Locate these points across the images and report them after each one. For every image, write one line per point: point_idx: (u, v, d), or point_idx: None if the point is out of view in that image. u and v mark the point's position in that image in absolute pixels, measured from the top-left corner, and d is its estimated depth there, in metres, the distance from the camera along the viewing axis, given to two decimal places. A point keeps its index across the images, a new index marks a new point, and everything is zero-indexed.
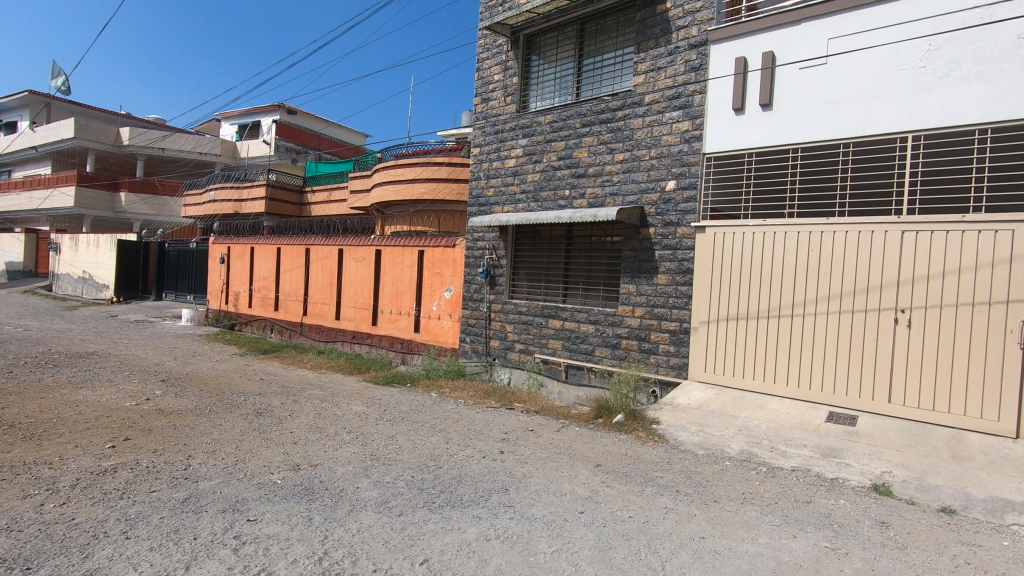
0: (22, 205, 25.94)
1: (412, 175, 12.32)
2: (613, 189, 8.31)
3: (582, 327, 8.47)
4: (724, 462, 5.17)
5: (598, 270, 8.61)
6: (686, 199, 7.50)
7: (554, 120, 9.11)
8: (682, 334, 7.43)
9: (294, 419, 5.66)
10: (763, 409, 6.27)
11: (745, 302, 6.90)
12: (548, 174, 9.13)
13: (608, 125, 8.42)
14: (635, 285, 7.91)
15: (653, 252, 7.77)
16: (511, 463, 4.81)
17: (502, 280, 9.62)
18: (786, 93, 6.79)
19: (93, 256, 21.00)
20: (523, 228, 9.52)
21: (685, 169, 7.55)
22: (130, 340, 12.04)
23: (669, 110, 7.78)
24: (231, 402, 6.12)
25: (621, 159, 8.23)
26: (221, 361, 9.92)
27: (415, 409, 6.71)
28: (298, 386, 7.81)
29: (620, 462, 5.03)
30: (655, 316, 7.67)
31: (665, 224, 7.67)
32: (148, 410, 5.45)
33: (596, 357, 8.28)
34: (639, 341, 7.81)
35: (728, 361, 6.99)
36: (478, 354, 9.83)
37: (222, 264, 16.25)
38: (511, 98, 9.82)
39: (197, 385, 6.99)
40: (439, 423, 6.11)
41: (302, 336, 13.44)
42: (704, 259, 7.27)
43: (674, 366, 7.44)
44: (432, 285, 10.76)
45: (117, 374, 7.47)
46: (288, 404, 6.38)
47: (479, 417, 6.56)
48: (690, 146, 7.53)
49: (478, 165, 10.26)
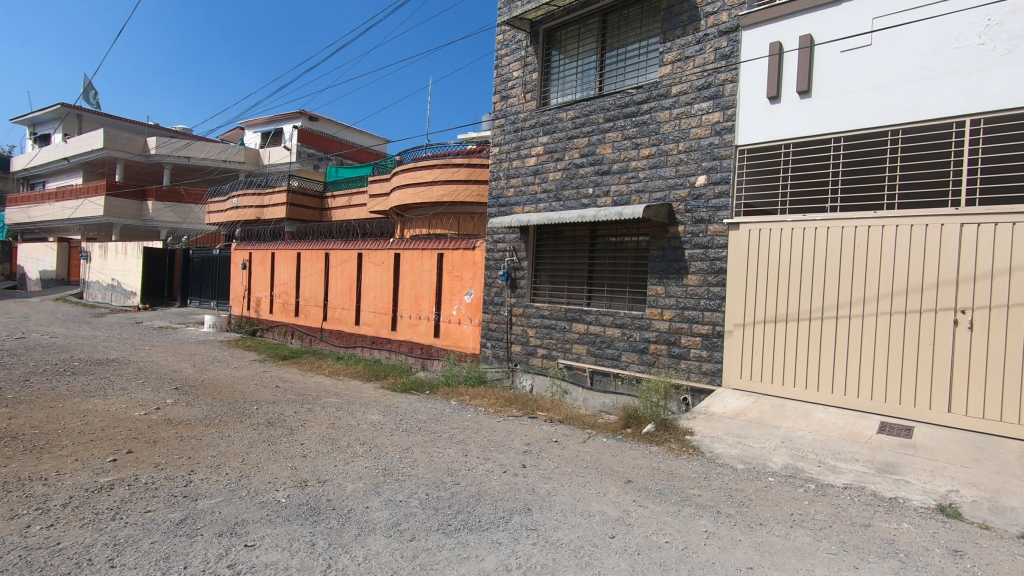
0: (55, 214, 26.56)
1: (431, 177, 12.10)
2: (639, 186, 7.91)
3: (608, 331, 8.08)
4: (767, 477, 4.72)
5: (624, 272, 8.23)
6: (718, 195, 7.07)
7: (576, 115, 8.77)
8: (715, 338, 6.98)
9: (306, 429, 5.40)
10: (807, 418, 5.80)
11: (783, 304, 6.44)
12: (571, 172, 8.78)
13: (633, 119, 8.04)
14: (663, 286, 7.51)
15: (682, 252, 7.36)
16: (534, 478, 4.46)
17: (524, 283, 9.29)
18: (827, 78, 6.33)
19: (121, 264, 21.32)
20: (545, 228, 9.18)
21: (716, 163, 7.13)
22: (152, 347, 12.03)
23: (699, 101, 7.35)
24: (243, 412, 5.89)
25: (647, 154, 7.85)
26: (240, 368, 9.78)
27: (433, 418, 6.41)
28: (315, 393, 7.58)
29: (652, 477, 4.62)
30: (686, 319, 7.25)
31: (694, 222, 7.26)
32: (156, 420, 5.25)
33: (622, 363, 7.88)
34: (669, 346, 7.39)
35: (766, 368, 6.53)
36: (499, 360, 9.51)
37: (244, 270, 16.26)
38: (531, 94, 9.50)
39: (210, 393, 6.79)
40: (458, 434, 5.78)
41: (322, 341, 13.30)
42: (738, 257, 6.83)
43: (707, 373, 7.01)
44: (453, 288, 10.47)
45: (132, 381, 7.34)
46: (302, 413, 6.13)
47: (500, 427, 6.22)
48: (721, 139, 7.11)
49: (497, 164, 9.95)
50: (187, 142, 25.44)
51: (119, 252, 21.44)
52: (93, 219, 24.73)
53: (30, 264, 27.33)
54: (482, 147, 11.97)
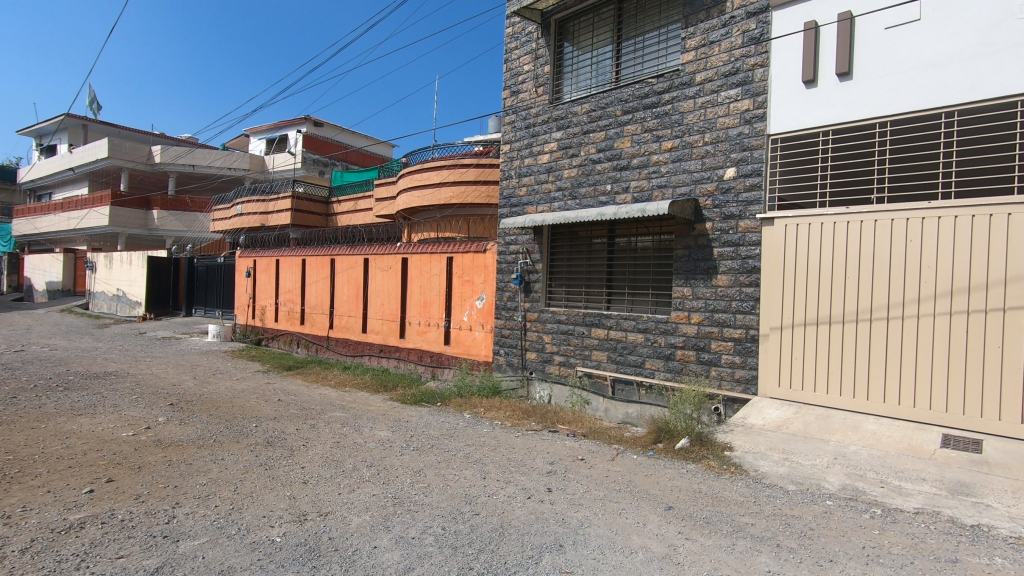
0: (60, 225, 26.42)
1: (439, 178, 11.67)
2: (660, 181, 7.42)
3: (630, 336, 7.57)
4: (825, 501, 4.18)
5: (646, 273, 7.73)
6: (748, 188, 6.57)
7: (592, 109, 8.30)
8: (749, 343, 6.45)
9: (308, 450, 4.92)
10: (859, 431, 5.25)
11: (826, 305, 5.90)
12: (587, 169, 8.29)
13: (653, 110, 7.55)
14: (690, 287, 7.01)
15: (710, 250, 6.86)
16: (562, 506, 3.96)
17: (539, 286, 8.80)
18: (869, 57, 5.81)
19: (126, 274, 21.03)
20: (560, 228, 8.69)
21: (746, 155, 6.63)
22: (153, 359, 11.62)
23: (726, 88, 6.86)
24: (240, 430, 5.43)
25: (669, 146, 7.35)
26: (242, 380, 9.33)
27: (446, 434, 5.92)
28: (319, 408, 7.11)
29: (695, 503, 4.10)
30: (716, 323, 6.73)
31: (723, 217, 6.75)
32: (145, 442, 4.80)
33: (647, 370, 7.36)
34: (697, 351, 6.88)
35: (807, 375, 5.99)
36: (514, 368, 9.01)
37: (248, 278, 15.88)
38: (543, 88, 9.04)
39: (208, 409, 6.33)
40: (475, 452, 5.28)
41: (328, 350, 12.87)
42: (773, 254, 6.32)
43: (740, 381, 6.48)
44: (463, 294, 10.00)
45: (126, 397, 6.91)
46: (304, 431, 5.65)
47: (519, 443, 5.72)
48: (752, 128, 6.61)
49: (508, 163, 9.48)
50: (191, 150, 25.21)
51: (123, 262, 21.17)
52: (98, 229, 24.52)
53: (37, 276, 27.24)
54: (491, 147, 11.52)
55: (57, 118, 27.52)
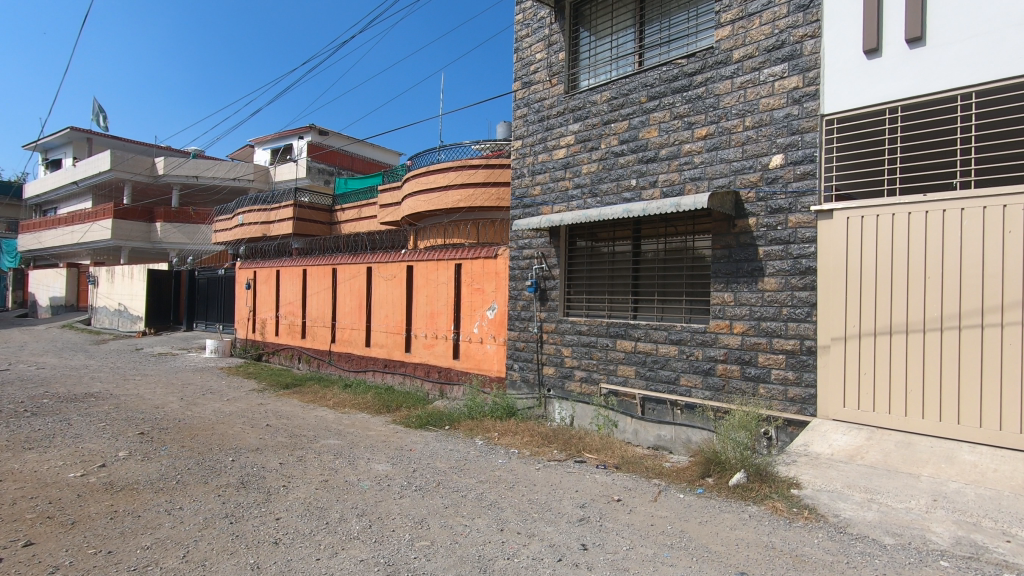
0: (64, 240, 26.02)
1: (446, 181, 10.91)
2: (694, 173, 6.58)
3: (662, 349, 6.69)
4: (938, 562, 3.26)
5: (677, 278, 6.89)
6: (799, 176, 5.72)
7: (612, 96, 7.49)
8: (804, 356, 5.56)
9: (288, 493, 4.08)
10: (955, 462, 4.33)
11: (901, 310, 4.99)
12: (608, 162, 7.47)
13: (684, 94, 6.73)
14: (731, 292, 6.16)
15: (755, 250, 6.01)
16: (602, 571, 3.09)
17: (556, 293, 7.95)
18: (945, 19, 4.95)
19: (127, 288, 20.43)
20: (579, 228, 7.86)
21: (795, 139, 5.79)
22: (142, 378, 10.86)
23: (769, 64, 6.03)
24: (213, 466, 4.60)
25: (703, 134, 6.52)
26: (233, 401, 8.53)
27: (455, 467, 5.05)
28: (311, 434, 6.28)
29: (771, 564, 3.22)
30: (763, 333, 5.88)
31: (769, 211, 5.91)
32: (93, 486, 3.99)
33: (682, 388, 6.49)
34: (742, 366, 6.00)
35: (879, 394, 5.08)
36: (530, 385, 8.13)
37: (248, 290, 15.17)
38: (558, 77, 8.25)
39: (182, 439, 5.52)
40: (489, 492, 4.40)
41: (330, 366, 12.09)
42: (832, 252, 5.43)
43: (795, 400, 5.59)
44: (473, 303, 9.17)
45: (93, 424, 6.12)
46: (289, 466, 4.82)
47: (541, 478, 4.84)
48: (802, 108, 5.76)
49: (521, 160, 8.68)
50: (196, 161, 24.84)
51: (124, 276, 20.62)
52: (101, 242, 24.07)
53: (41, 291, 26.88)
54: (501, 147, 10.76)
55: (63, 132, 27.37)
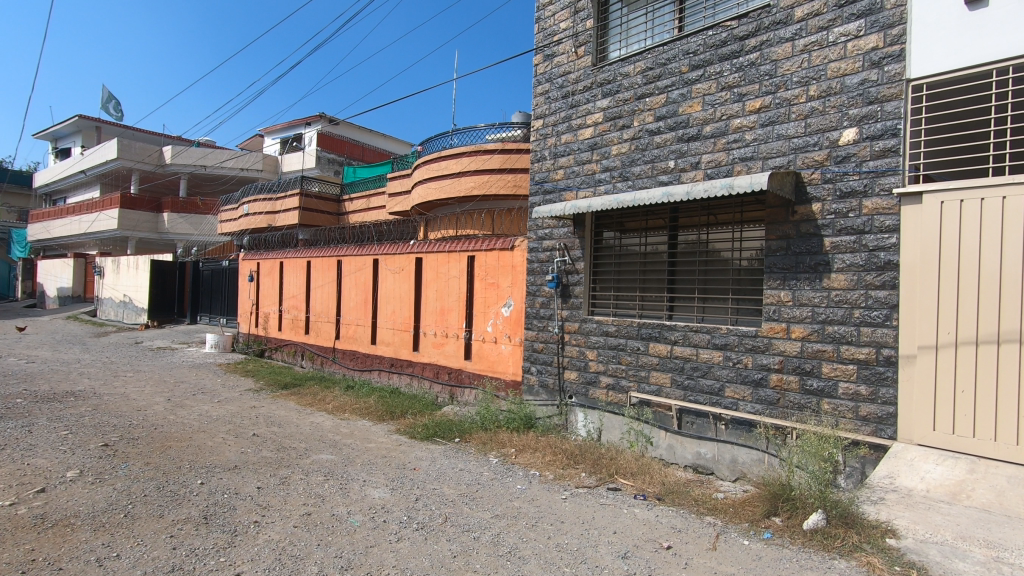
0: (71, 229, 25.64)
1: (458, 167, 10.08)
2: (744, 152, 5.69)
3: (703, 355, 5.81)
4: None
5: (721, 275, 6.01)
6: (877, 154, 4.81)
7: (648, 67, 6.60)
8: (881, 368, 4.67)
9: (259, 534, 3.29)
10: None
11: (1011, 314, 4.08)
12: (642, 142, 6.59)
13: (733, 61, 5.82)
14: (789, 291, 5.27)
15: (819, 242, 5.11)
16: None
17: (580, 289, 7.10)
18: None
19: (132, 279, 19.90)
20: (607, 216, 6.99)
21: (872, 109, 4.88)
22: (134, 375, 10.19)
23: (841, 22, 5.11)
24: (175, 493, 3.83)
25: (756, 107, 5.63)
26: (224, 404, 7.79)
27: (465, 495, 4.24)
28: (302, 447, 5.51)
29: None
30: (828, 339, 4.99)
31: (839, 195, 5.01)
32: (16, 523, 3.22)
33: (726, 400, 5.62)
34: (801, 377, 5.12)
35: (979, 416, 4.18)
36: (549, 391, 7.29)
37: (252, 283, 14.50)
38: (584, 48, 7.36)
39: (151, 453, 4.78)
40: (507, 533, 3.58)
41: (334, 364, 11.36)
42: (921, 244, 4.52)
43: (869, 420, 4.70)
44: (487, 299, 8.34)
45: (55, 432, 5.38)
46: (268, 491, 4.05)
47: (570, 511, 4.01)
48: (882, 72, 4.85)
49: (542, 141, 7.82)
50: (204, 150, 24.24)
51: (129, 268, 20.13)
52: (108, 233, 23.63)
53: (49, 282, 26.60)
54: (519, 130, 9.88)
55: (71, 120, 26.91)
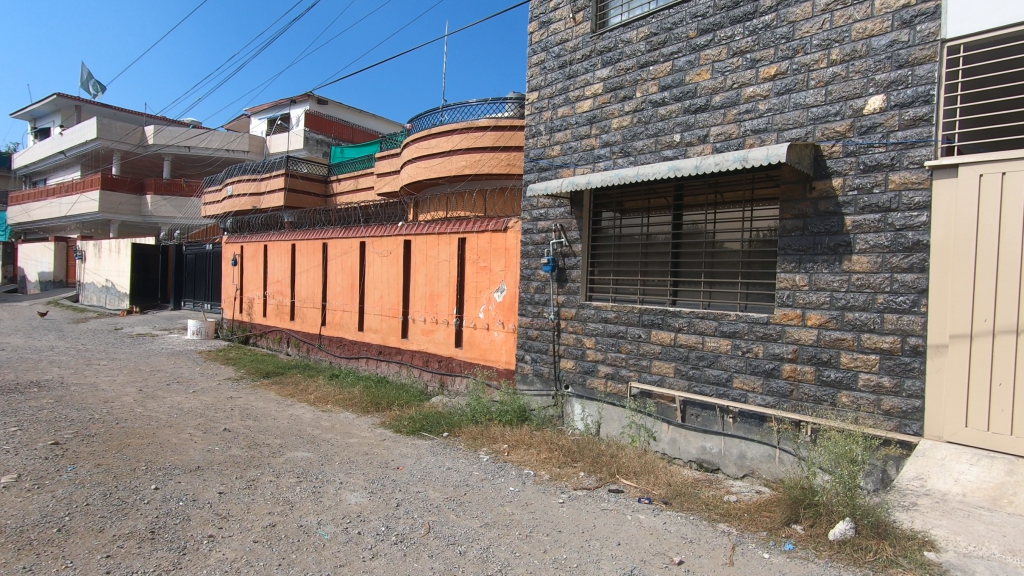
0: (51, 212, 24.85)
1: (449, 145, 9.56)
2: (757, 123, 5.22)
3: (710, 343, 5.40)
4: None
5: (730, 257, 5.57)
6: (907, 123, 4.36)
7: (652, 32, 6.09)
8: (907, 359, 4.26)
9: (211, 552, 2.86)
10: None
11: None
12: (645, 114, 6.10)
13: (746, 24, 5.33)
14: (805, 274, 4.85)
15: (839, 221, 4.67)
16: None
17: (578, 272, 6.64)
18: None
19: (114, 264, 19.27)
20: (606, 194, 6.51)
21: (902, 74, 4.41)
22: (109, 363, 9.68)
23: None
24: (123, 501, 3.39)
25: (771, 74, 5.15)
26: (199, 395, 7.32)
27: (452, 499, 3.83)
28: (277, 443, 5.08)
29: None
30: (848, 327, 4.58)
31: (862, 169, 4.57)
32: None
33: (734, 392, 5.22)
34: (818, 368, 4.72)
35: (1018, 411, 3.80)
36: (545, 381, 6.88)
37: (235, 267, 13.96)
38: (583, 13, 6.82)
39: (105, 453, 4.32)
40: (498, 546, 3.18)
41: (320, 351, 10.91)
42: (955, 222, 4.10)
43: (892, 414, 4.31)
44: (478, 284, 7.88)
45: (3, 429, 4.91)
46: (230, 498, 3.62)
47: (568, 518, 3.61)
48: (914, 32, 4.37)
49: (537, 115, 7.31)
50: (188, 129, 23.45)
51: (111, 251, 19.49)
52: (89, 216, 22.91)
53: (30, 266, 25.86)
54: (512, 106, 9.34)
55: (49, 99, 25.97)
